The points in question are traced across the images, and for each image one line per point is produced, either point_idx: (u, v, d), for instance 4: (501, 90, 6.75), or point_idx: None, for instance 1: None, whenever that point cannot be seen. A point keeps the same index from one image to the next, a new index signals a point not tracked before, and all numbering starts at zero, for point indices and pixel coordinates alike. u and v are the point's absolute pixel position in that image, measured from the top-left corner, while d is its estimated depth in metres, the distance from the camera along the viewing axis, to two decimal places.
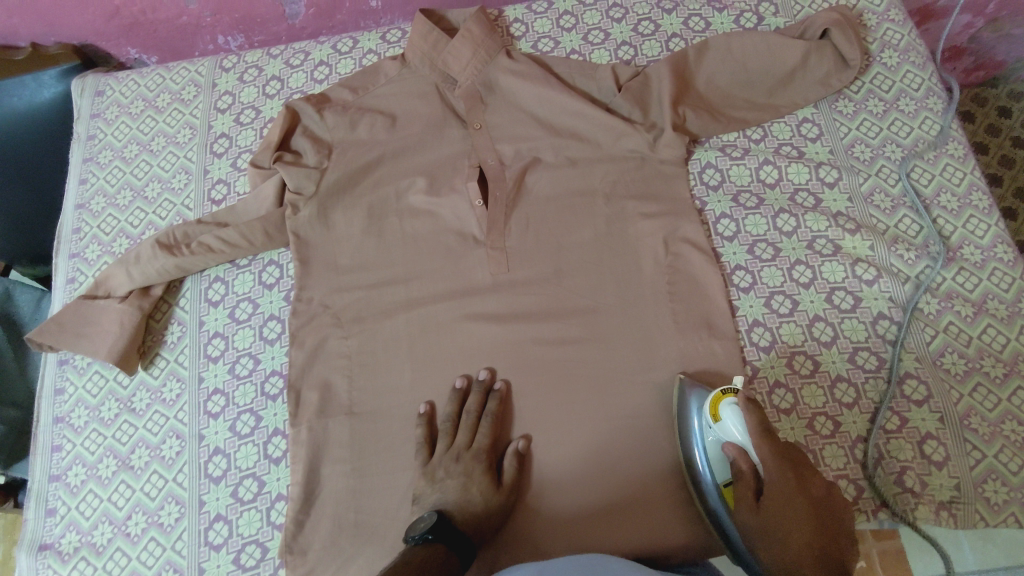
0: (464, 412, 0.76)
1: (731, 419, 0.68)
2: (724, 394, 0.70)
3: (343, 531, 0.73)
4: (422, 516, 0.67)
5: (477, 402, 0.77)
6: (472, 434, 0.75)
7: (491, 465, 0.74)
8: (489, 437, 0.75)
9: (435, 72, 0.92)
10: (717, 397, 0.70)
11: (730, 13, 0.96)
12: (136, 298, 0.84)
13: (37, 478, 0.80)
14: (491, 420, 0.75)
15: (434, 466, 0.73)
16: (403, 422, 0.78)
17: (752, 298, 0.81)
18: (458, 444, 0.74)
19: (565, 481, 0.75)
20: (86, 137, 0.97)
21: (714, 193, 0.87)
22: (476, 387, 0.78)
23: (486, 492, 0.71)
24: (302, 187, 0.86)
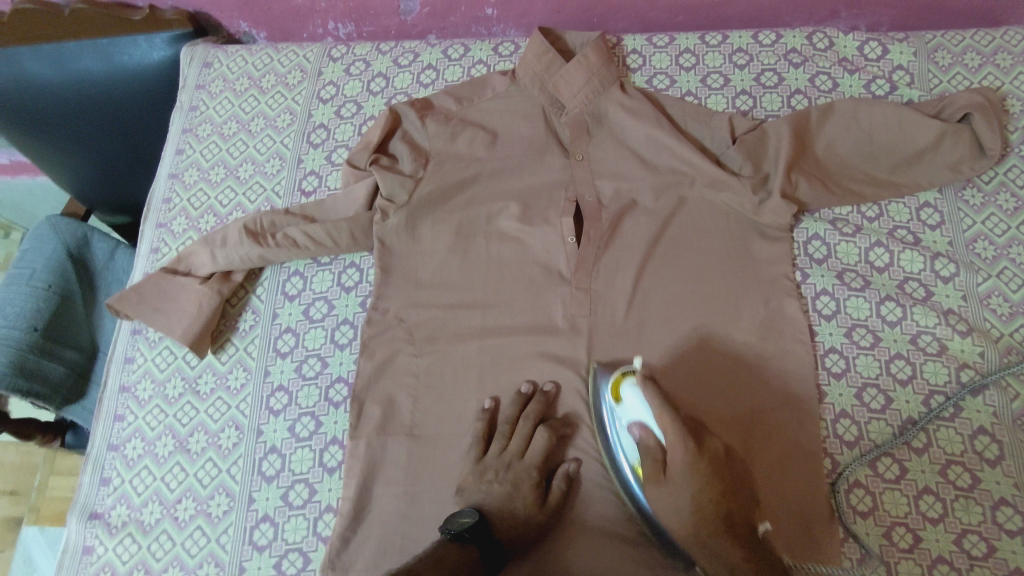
0: (522, 418, 0.75)
1: (632, 400, 0.69)
2: (625, 375, 0.72)
3: (384, 560, 0.71)
4: (463, 510, 0.67)
5: (537, 412, 0.75)
6: (526, 443, 0.74)
7: (540, 480, 0.72)
8: (543, 453, 0.73)
9: (543, 94, 0.88)
10: (619, 378, 0.72)
11: (861, 77, 0.91)
12: (217, 281, 0.83)
13: (97, 443, 0.81)
14: (549, 436, 0.73)
15: (485, 467, 0.73)
16: (459, 453, 0.76)
17: (843, 386, 0.76)
18: (511, 451, 0.73)
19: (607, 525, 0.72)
20: (189, 107, 0.97)
21: (818, 266, 0.82)
22: (538, 396, 0.76)
23: (530, 509, 0.70)
24: (395, 194, 0.84)
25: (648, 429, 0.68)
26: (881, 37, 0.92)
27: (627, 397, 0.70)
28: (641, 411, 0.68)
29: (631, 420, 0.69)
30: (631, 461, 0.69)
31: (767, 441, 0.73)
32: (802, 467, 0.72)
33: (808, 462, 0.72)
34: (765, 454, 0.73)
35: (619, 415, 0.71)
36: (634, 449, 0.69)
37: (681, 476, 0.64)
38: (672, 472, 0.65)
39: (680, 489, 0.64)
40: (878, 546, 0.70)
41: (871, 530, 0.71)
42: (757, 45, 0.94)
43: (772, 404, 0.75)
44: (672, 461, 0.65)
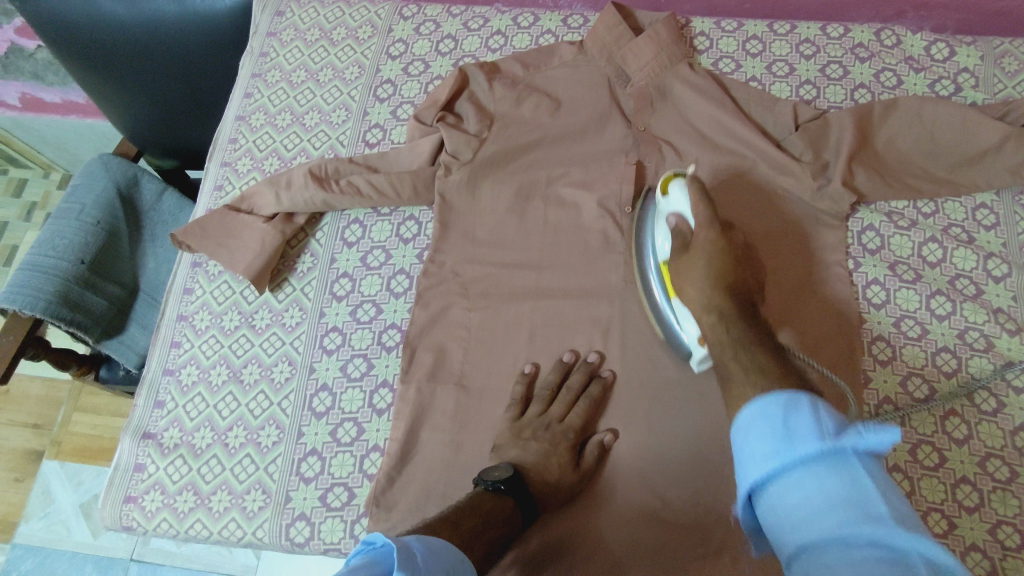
0: (565, 387, 0.76)
1: (676, 192, 0.72)
2: (674, 174, 0.74)
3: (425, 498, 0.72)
4: (500, 464, 0.69)
5: (579, 381, 0.76)
6: (566, 410, 0.75)
7: (575, 444, 0.73)
8: (582, 418, 0.74)
9: (610, 66, 0.89)
10: (668, 176, 0.74)
11: (926, 76, 0.91)
12: (280, 222, 0.85)
13: (153, 367, 0.83)
14: (588, 403, 0.75)
15: (522, 426, 0.74)
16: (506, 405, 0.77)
17: (888, 374, 0.77)
18: (551, 414, 0.74)
19: (626, 508, 0.72)
20: (260, 53, 0.99)
21: (870, 256, 0.83)
22: (581, 364, 0.77)
23: (565, 469, 0.71)
24: (459, 151, 0.85)
25: (685, 221, 0.72)
26: (949, 38, 0.93)
27: (673, 192, 0.73)
28: (682, 204, 0.72)
29: (671, 212, 0.73)
30: (660, 260, 0.74)
31: (791, 276, 0.81)
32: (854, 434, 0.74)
33: (817, 295, 0.80)
34: (779, 280, 0.80)
35: (663, 208, 0.74)
36: (668, 241, 0.73)
37: (702, 251, 0.68)
38: (698, 246, 0.69)
39: (699, 257, 0.68)
40: None
41: None
42: (824, 37, 0.94)
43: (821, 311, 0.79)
44: (697, 243, 0.69)
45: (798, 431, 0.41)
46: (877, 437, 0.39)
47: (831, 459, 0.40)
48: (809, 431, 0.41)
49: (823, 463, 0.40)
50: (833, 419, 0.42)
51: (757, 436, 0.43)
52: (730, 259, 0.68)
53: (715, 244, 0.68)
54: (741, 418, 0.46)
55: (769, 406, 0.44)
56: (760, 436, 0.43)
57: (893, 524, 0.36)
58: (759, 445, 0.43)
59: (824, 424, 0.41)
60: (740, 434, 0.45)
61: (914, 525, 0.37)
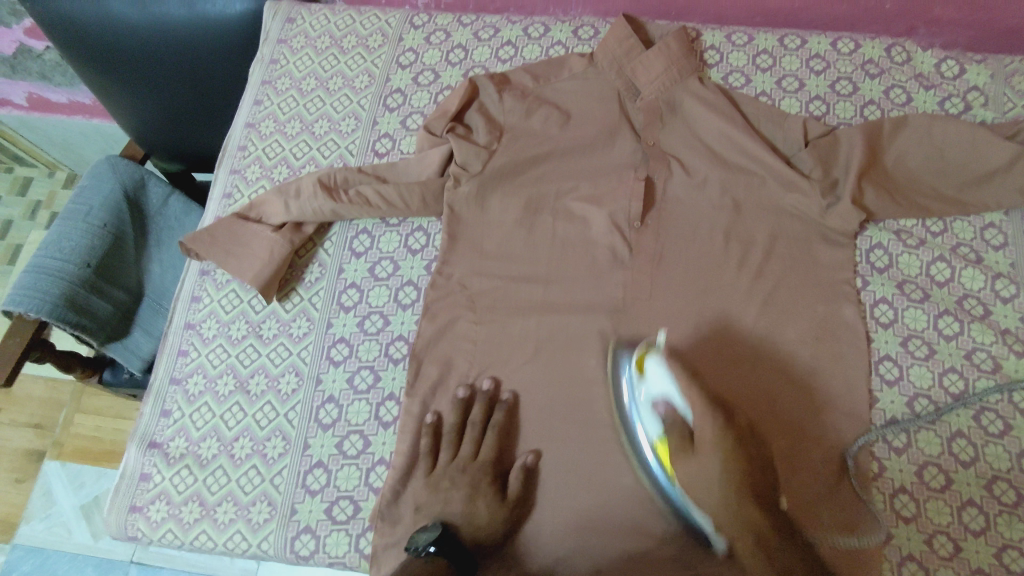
0: (470, 423, 0.76)
1: (655, 372, 0.70)
2: (648, 352, 0.73)
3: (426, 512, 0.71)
4: (426, 527, 0.68)
5: (482, 412, 0.76)
6: (476, 447, 0.75)
7: (497, 478, 0.73)
8: (494, 450, 0.75)
9: (620, 79, 0.89)
10: (642, 355, 0.73)
11: (936, 94, 0.91)
12: (289, 231, 0.85)
13: (159, 376, 0.83)
14: (496, 432, 0.75)
15: (437, 478, 0.74)
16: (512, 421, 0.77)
17: (895, 394, 0.77)
18: (463, 456, 0.75)
19: (558, 531, 0.73)
20: (270, 60, 0.99)
21: (878, 275, 0.83)
22: (483, 397, 0.77)
23: (492, 507, 0.71)
24: (469, 163, 0.86)
25: (674, 404, 0.69)
26: (960, 55, 0.92)
27: (651, 370, 0.71)
28: (663, 383, 0.69)
29: (655, 395, 0.70)
30: (653, 437, 0.70)
31: (795, 436, 0.75)
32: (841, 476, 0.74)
33: (818, 417, 0.76)
34: (784, 432, 0.75)
35: (643, 391, 0.72)
36: (658, 424, 0.70)
37: (715, 451, 0.64)
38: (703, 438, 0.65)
39: (709, 462, 0.64)
40: (918, 551, 0.71)
41: (913, 536, 0.72)
42: (835, 52, 0.94)
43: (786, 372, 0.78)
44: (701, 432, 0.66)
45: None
46: None
47: None
48: None
49: None
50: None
51: None
52: (739, 459, 0.64)
53: (723, 442, 0.64)
54: None
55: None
56: None
57: None
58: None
59: None
60: None
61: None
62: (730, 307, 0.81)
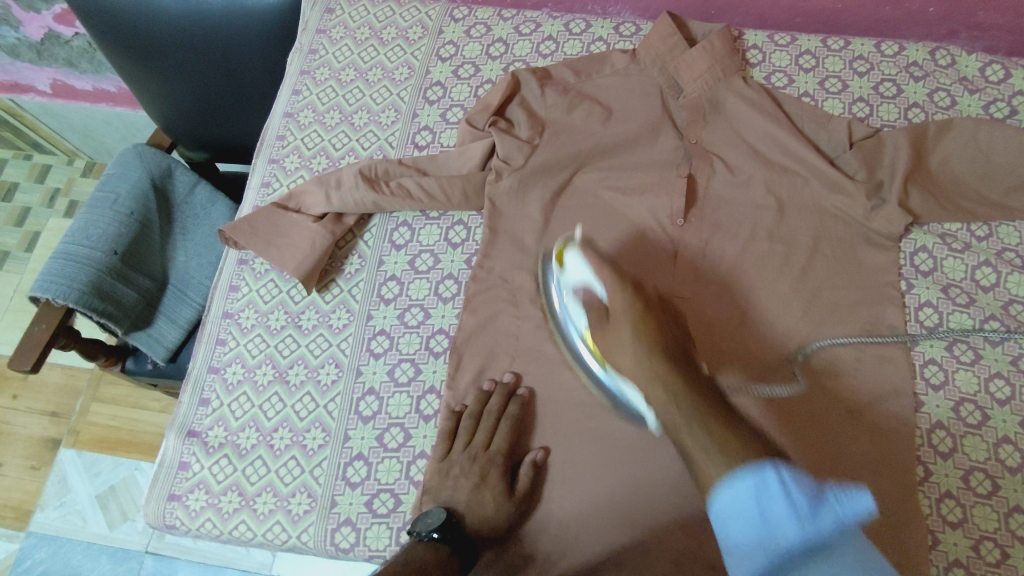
0: (486, 412, 0.75)
1: (572, 262, 0.76)
2: (565, 246, 0.78)
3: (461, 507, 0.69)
4: (432, 511, 0.67)
5: (499, 403, 0.75)
6: (489, 436, 0.73)
7: (506, 469, 0.72)
8: (506, 441, 0.73)
9: (663, 76, 0.89)
10: (560, 250, 0.78)
11: (981, 98, 0.90)
12: (330, 223, 0.85)
13: (197, 364, 0.82)
14: (510, 424, 0.74)
15: (450, 464, 0.72)
16: (547, 416, 0.76)
17: (940, 398, 0.77)
18: (476, 444, 0.73)
19: (575, 527, 0.71)
20: (309, 50, 0.98)
21: (923, 278, 0.82)
22: (501, 389, 0.76)
23: (498, 498, 0.69)
24: (511, 157, 0.85)
25: (591, 287, 0.74)
26: (1004, 60, 0.92)
27: (570, 263, 0.76)
28: (583, 272, 0.74)
29: (574, 283, 0.75)
30: (581, 328, 0.74)
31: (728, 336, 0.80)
32: (880, 476, 0.72)
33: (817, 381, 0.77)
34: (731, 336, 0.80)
35: (564, 280, 0.77)
36: (583, 311, 0.74)
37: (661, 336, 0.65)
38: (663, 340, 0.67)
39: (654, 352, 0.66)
40: (964, 557, 0.71)
41: (960, 541, 0.71)
42: (878, 54, 0.94)
43: (830, 379, 0.77)
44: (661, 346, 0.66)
45: (774, 517, 0.48)
46: (849, 507, 0.47)
47: (808, 541, 0.47)
48: (787, 518, 0.47)
49: (802, 546, 0.47)
50: (805, 487, 0.48)
51: (737, 526, 0.50)
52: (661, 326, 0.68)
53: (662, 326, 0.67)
54: (715, 497, 0.51)
55: (741, 491, 0.50)
56: (740, 525, 0.50)
57: None
58: (744, 538, 0.49)
59: (800, 504, 0.47)
60: (723, 523, 0.51)
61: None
62: (774, 305, 0.80)
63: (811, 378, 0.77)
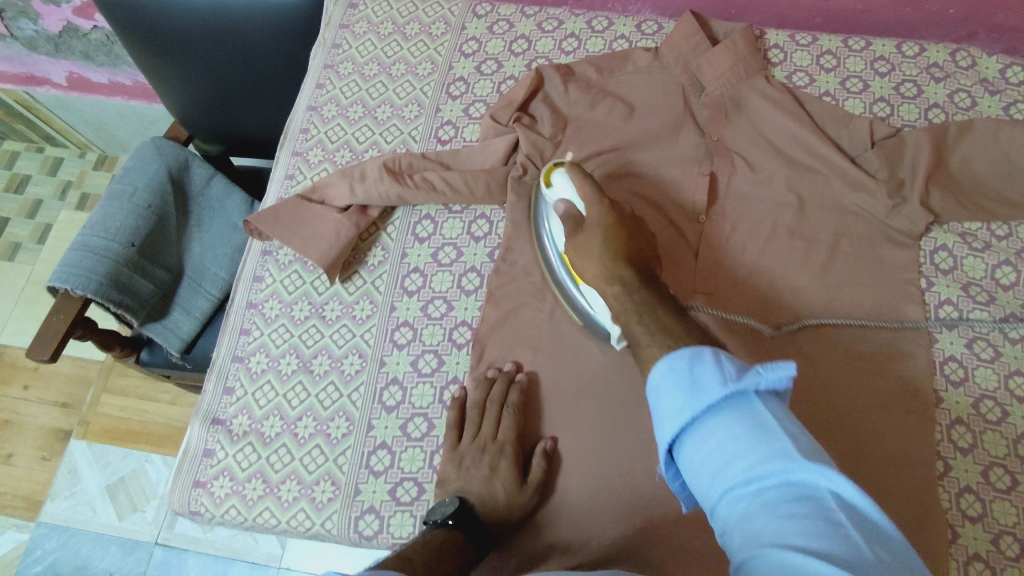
0: (489, 401, 0.75)
1: (560, 182, 0.76)
2: (556, 166, 0.78)
3: (486, 496, 0.69)
4: (445, 499, 0.69)
5: (500, 393, 0.75)
6: (497, 425, 0.73)
7: (517, 458, 0.72)
8: (513, 430, 0.73)
9: (685, 74, 0.89)
10: (550, 168, 0.79)
11: (1002, 99, 0.91)
12: (354, 214, 0.85)
13: (222, 354, 0.83)
14: (513, 412, 0.74)
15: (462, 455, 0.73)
16: (557, 406, 0.76)
17: (960, 395, 0.77)
18: (484, 434, 0.73)
19: (583, 518, 0.71)
20: (332, 44, 0.99)
21: (943, 276, 0.83)
22: (502, 377, 0.76)
23: (511, 489, 0.70)
24: (534, 153, 0.86)
25: (573, 205, 0.75)
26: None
27: (556, 182, 0.77)
28: (568, 193, 0.76)
29: (559, 202, 0.76)
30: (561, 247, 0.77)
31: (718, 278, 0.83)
32: (897, 472, 0.73)
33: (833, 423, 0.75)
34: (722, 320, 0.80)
35: (551, 197, 0.78)
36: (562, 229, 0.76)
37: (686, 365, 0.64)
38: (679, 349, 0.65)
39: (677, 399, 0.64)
40: (984, 550, 0.71)
41: (979, 535, 0.71)
42: (899, 56, 0.94)
43: (850, 376, 0.78)
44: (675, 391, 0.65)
45: (704, 383, 0.47)
46: (774, 375, 0.46)
47: (735, 403, 0.46)
48: (713, 380, 0.47)
49: (725, 409, 0.46)
50: (734, 364, 0.48)
51: (668, 392, 0.49)
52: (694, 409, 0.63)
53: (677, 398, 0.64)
54: (654, 374, 0.51)
55: (676, 368, 0.49)
56: (671, 390, 0.49)
57: (795, 458, 0.42)
58: (671, 402, 0.48)
59: (726, 371, 0.47)
60: (654, 392, 0.51)
61: (818, 456, 0.43)
62: (794, 300, 0.81)
63: (831, 374, 0.78)
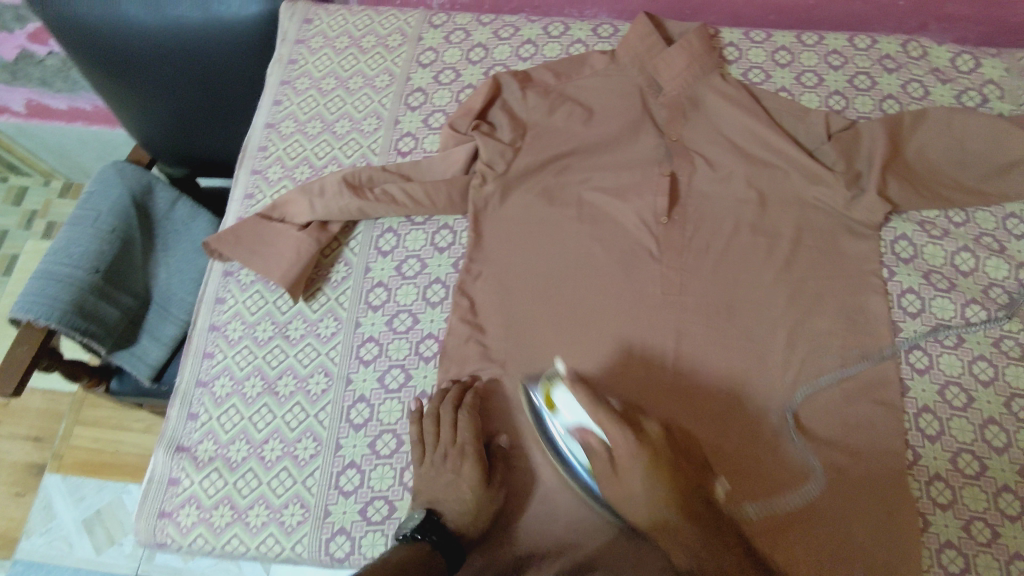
0: (443, 405, 0.74)
1: (562, 405, 0.69)
2: (551, 385, 0.71)
3: (457, 507, 0.69)
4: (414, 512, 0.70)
5: (455, 397, 0.75)
6: (453, 430, 0.73)
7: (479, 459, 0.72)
8: (470, 432, 0.73)
9: (642, 76, 0.89)
10: (547, 388, 0.71)
11: (953, 88, 0.92)
12: (315, 230, 0.84)
13: (185, 379, 0.81)
14: (468, 414, 0.74)
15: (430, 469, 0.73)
16: (515, 410, 0.77)
17: (927, 382, 0.78)
18: (443, 439, 0.73)
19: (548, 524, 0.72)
20: (288, 60, 0.98)
21: (904, 265, 0.83)
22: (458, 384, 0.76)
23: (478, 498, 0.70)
24: (494, 161, 0.85)
25: (586, 430, 0.68)
26: (973, 50, 0.94)
27: (560, 406, 0.69)
28: (573, 416, 0.68)
29: (568, 425, 0.69)
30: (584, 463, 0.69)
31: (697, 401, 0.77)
32: (863, 463, 0.73)
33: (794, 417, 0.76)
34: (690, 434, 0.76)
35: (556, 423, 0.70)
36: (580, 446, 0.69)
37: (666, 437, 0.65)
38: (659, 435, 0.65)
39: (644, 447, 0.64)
40: (955, 537, 0.71)
41: (950, 523, 0.72)
42: (852, 49, 0.96)
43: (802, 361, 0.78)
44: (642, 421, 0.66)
45: None
46: None
47: None
48: None
49: None
50: None
51: None
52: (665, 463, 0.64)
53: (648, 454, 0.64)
54: None
55: None
56: None
57: None
58: None
59: None
60: None
61: None
62: (758, 295, 0.81)
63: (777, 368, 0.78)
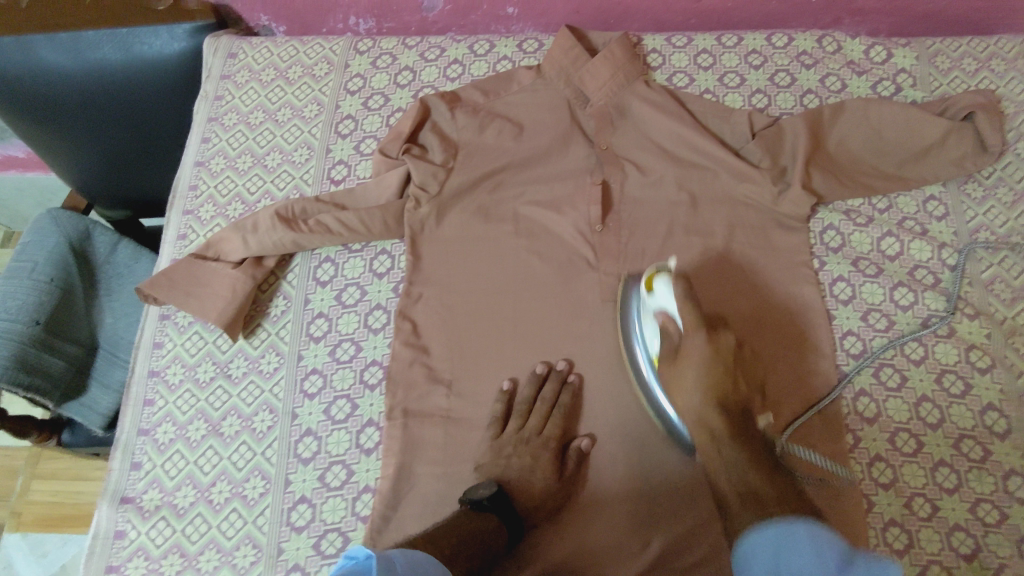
0: (541, 398, 0.77)
1: (662, 291, 0.73)
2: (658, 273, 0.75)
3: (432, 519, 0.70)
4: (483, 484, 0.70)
5: (553, 392, 0.77)
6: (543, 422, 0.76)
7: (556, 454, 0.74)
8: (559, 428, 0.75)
9: (568, 88, 0.90)
10: (652, 274, 0.75)
11: (868, 79, 0.95)
12: (249, 267, 0.84)
13: (126, 429, 0.80)
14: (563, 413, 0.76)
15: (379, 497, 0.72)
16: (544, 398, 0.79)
17: (862, 367, 0.80)
18: (530, 428, 0.75)
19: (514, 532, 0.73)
20: (214, 97, 0.97)
21: (834, 254, 0.86)
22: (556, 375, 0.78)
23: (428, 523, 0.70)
24: (427, 183, 0.85)
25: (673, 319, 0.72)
26: (885, 41, 0.97)
27: (659, 288, 0.74)
28: (667, 301, 0.73)
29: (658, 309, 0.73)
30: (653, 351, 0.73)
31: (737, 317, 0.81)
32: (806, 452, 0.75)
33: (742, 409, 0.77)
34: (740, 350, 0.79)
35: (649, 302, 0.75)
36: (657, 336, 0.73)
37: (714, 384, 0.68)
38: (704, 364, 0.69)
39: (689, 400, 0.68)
40: (898, 515, 0.73)
41: (891, 501, 0.74)
42: (770, 47, 0.98)
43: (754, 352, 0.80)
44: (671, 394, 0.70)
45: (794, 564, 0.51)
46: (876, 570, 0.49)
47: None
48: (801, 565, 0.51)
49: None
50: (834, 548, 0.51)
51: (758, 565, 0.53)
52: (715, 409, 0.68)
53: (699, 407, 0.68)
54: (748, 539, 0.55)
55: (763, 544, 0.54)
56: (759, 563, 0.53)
57: None
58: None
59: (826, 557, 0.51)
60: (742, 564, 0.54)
61: None
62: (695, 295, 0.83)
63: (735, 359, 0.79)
